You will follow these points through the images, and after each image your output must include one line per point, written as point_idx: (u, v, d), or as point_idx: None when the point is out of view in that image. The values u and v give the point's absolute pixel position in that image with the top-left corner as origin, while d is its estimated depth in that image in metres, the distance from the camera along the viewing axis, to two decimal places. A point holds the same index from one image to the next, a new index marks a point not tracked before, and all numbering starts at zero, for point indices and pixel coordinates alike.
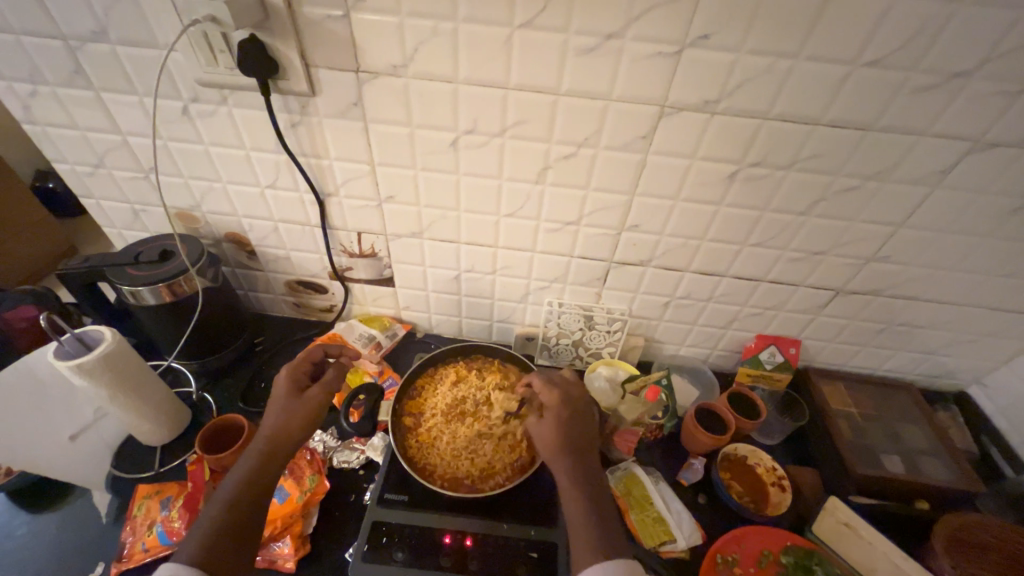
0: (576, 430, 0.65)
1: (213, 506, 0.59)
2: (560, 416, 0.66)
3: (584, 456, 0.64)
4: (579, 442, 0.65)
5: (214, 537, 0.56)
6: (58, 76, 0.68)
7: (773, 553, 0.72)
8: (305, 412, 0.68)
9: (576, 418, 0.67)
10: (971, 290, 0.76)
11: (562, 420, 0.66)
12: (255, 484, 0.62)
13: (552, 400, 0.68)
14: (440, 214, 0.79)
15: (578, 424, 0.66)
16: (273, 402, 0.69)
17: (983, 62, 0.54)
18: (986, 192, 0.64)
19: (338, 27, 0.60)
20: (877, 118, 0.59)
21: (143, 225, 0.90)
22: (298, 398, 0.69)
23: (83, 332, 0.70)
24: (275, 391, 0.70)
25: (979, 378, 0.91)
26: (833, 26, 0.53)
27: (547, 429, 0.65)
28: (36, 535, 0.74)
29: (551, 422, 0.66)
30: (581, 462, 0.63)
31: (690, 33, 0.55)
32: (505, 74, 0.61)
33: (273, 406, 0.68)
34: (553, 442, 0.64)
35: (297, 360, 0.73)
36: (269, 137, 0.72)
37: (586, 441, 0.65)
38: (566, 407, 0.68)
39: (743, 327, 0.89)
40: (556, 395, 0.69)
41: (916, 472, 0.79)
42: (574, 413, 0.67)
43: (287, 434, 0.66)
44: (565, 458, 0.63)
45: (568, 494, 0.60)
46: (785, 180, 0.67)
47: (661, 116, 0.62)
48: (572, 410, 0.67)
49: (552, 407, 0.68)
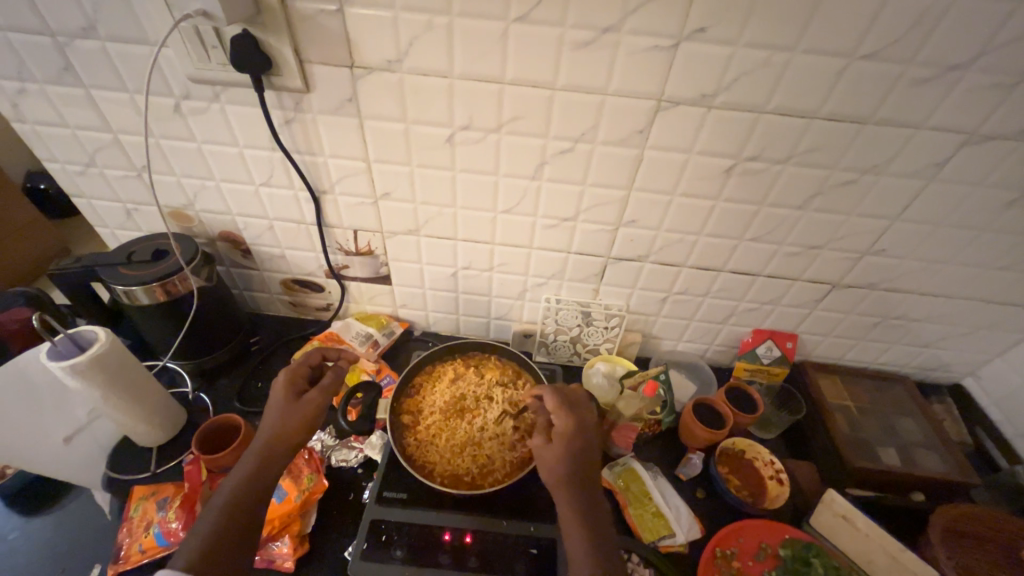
0: (582, 459, 0.64)
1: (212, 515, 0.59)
2: (568, 440, 0.65)
3: (588, 485, 0.62)
4: (585, 473, 0.63)
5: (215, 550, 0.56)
6: (47, 72, 0.67)
7: (771, 546, 0.72)
8: (296, 428, 0.66)
9: (583, 444, 0.65)
10: (967, 283, 0.77)
11: (567, 446, 0.64)
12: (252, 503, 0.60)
13: (561, 423, 0.66)
14: (437, 212, 0.78)
15: (584, 449, 0.65)
16: (269, 413, 0.67)
17: (979, 55, 0.54)
18: (983, 184, 0.65)
19: (332, 22, 0.59)
20: (874, 111, 0.59)
21: (136, 224, 0.89)
22: (284, 420, 0.66)
23: (76, 332, 0.70)
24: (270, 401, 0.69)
25: (974, 371, 0.91)
26: (830, 18, 0.52)
27: (552, 455, 0.64)
28: (30, 538, 0.73)
29: (557, 448, 0.64)
30: (584, 490, 0.61)
31: (686, 26, 0.55)
32: (501, 68, 0.60)
33: (270, 416, 0.67)
34: (558, 469, 0.62)
35: (295, 366, 0.72)
36: (262, 133, 0.71)
37: (591, 468, 0.64)
38: (574, 430, 0.65)
39: (741, 321, 0.90)
40: (565, 417, 0.67)
41: (912, 465, 0.79)
42: (582, 439, 0.65)
43: (273, 465, 0.64)
44: (568, 488, 0.61)
45: (570, 526, 0.59)
46: (781, 174, 0.67)
47: (658, 111, 0.62)
48: (579, 435, 0.65)
49: (559, 430, 0.66)
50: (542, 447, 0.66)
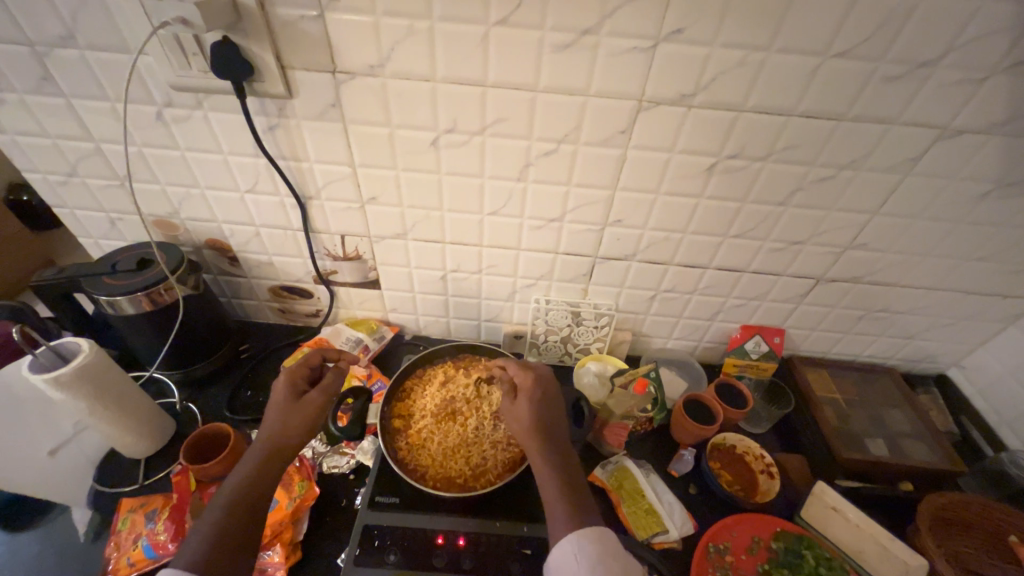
0: (548, 412, 0.69)
1: (221, 500, 0.59)
2: (534, 397, 0.70)
3: (556, 439, 0.66)
4: (552, 425, 0.68)
5: (223, 530, 0.56)
6: (25, 82, 0.67)
7: (763, 539, 0.73)
8: (302, 419, 0.67)
9: (548, 402, 0.70)
10: (946, 275, 0.78)
11: (535, 399, 0.70)
12: (258, 484, 0.61)
13: (525, 382, 0.72)
14: (425, 215, 0.78)
15: (548, 406, 0.70)
16: (274, 404, 0.68)
17: (947, 51, 0.55)
18: (957, 177, 0.66)
19: (312, 27, 0.59)
20: (850, 108, 0.60)
21: (120, 234, 0.88)
22: (289, 409, 0.67)
23: (59, 343, 0.69)
24: (275, 394, 0.70)
25: (958, 361, 0.93)
26: (804, 17, 0.53)
27: (520, 411, 0.69)
28: (14, 554, 0.72)
29: (524, 401, 0.70)
30: (553, 443, 0.66)
31: (665, 27, 0.56)
32: (483, 72, 0.61)
33: (274, 408, 0.68)
34: (527, 424, 0.67)
35: (298, 365, 0.73)
36: (246, 139, 0.71)
37: (558, 425, 0.69)
38: (540, 388, 0.71)
39: (728, 318, 0.90)
40: (529, 377, 0.73)
41: (899, 454, 0.81)
42: (546, 397, 0.71)
43: (278, 441, 0.65)
44: (538, 439, 0.65)
45: (543, 475, 0.62)
46: (763, 171, 0.67)
47: (639, 111, 0.63)
48: (546, 391, 0.71)
49: (525, 389, 0.72)
50: (511, 406, 0.71)
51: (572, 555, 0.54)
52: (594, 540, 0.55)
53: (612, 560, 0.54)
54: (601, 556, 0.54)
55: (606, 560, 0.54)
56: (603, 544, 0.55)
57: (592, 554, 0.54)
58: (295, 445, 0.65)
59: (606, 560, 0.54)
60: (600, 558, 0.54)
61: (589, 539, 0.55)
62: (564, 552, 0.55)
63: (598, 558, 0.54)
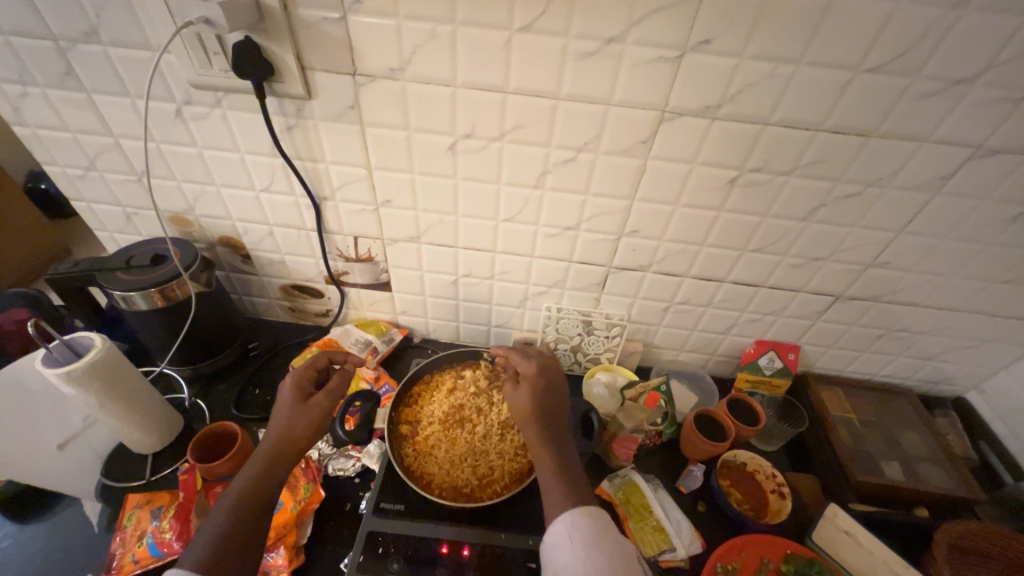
0: (548, 398, 0.69)
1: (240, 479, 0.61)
2: (536, 387, 0.69)
3: (555, 423, 0.66)
4: (551, 412, 0.68)
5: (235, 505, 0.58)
6: (49, 77, 0.67)
7: (773, 561, 0.71)
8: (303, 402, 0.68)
9: (550, 391, 0.70)
10: (971, 296, 0.76)
11: (536, 384, 0.70)
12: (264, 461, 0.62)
13: (527, 371, 0.71)
14: (439, 219, 0.78)
15: (549, 394, 0.69)
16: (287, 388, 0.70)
17: (984, 70, 0.53)
18: (988, 198, 0.64)
19: (334, 28, 0.59)
20: (880, 123, 0.59)
21: (136, 228, 0.88)
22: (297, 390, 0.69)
23: (72, 339, 0.69)
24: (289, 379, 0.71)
25: (978, 384, 0.91)
26: (836, 30, 0.52)
27: (520, 397, 0.68)
28: (19, 546, 0.72)
29: (527, 386, 0.70)
30: (551, 428, 0.66)
31: (692, 38, 0.55)
32: (504, 78, 0.60)
33: (284, 394, 0.69)
34: (524, 407, 0.67)
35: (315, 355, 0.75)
36: (266, 140, 0.71)
37: (556, 411, 0.68)
38: (543, 376, 0.71)
39: (742, 332, 0.89)
40: (531, 367, 0.72)
41: (916, 479, 0.79)
42: (549, 386, 0.70)
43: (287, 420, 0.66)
44: (535, 423, 0.65)
45: (539, 457, 0.62)
46: (786, 186, 0.66)
47: (662, 121, 0.62)
48: (546, 377, 0.71)
49: (528, 379, 0.71)
50: (511, 394, 0.70)
51: (566, 537, 0.54)
52: (588, 520, 0.55)
53: (606, 538, 0.54)
54: (594, 534, 0.54)
55: (598, 539, 0.53)
56: (597, 523, 0.55)
57: (584, 534, 0.53)
58: (299, 425, 0.66)
59: (598, 538, 0.53)
60: (592, 537, 0.53)
61: (581, 520, 0.55)
62: (559, 532, 0.54)
63: (590, 537, 0.53)
